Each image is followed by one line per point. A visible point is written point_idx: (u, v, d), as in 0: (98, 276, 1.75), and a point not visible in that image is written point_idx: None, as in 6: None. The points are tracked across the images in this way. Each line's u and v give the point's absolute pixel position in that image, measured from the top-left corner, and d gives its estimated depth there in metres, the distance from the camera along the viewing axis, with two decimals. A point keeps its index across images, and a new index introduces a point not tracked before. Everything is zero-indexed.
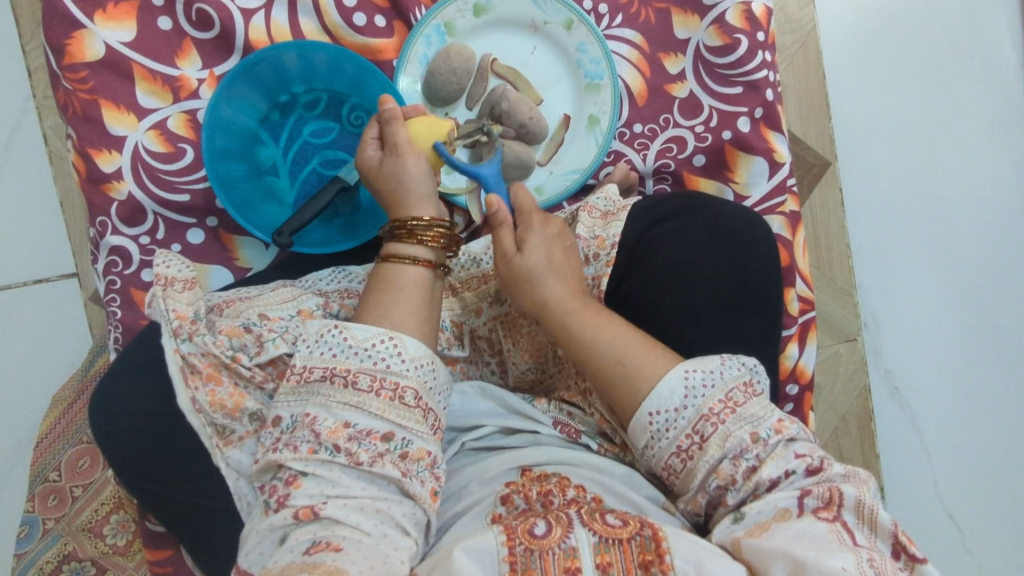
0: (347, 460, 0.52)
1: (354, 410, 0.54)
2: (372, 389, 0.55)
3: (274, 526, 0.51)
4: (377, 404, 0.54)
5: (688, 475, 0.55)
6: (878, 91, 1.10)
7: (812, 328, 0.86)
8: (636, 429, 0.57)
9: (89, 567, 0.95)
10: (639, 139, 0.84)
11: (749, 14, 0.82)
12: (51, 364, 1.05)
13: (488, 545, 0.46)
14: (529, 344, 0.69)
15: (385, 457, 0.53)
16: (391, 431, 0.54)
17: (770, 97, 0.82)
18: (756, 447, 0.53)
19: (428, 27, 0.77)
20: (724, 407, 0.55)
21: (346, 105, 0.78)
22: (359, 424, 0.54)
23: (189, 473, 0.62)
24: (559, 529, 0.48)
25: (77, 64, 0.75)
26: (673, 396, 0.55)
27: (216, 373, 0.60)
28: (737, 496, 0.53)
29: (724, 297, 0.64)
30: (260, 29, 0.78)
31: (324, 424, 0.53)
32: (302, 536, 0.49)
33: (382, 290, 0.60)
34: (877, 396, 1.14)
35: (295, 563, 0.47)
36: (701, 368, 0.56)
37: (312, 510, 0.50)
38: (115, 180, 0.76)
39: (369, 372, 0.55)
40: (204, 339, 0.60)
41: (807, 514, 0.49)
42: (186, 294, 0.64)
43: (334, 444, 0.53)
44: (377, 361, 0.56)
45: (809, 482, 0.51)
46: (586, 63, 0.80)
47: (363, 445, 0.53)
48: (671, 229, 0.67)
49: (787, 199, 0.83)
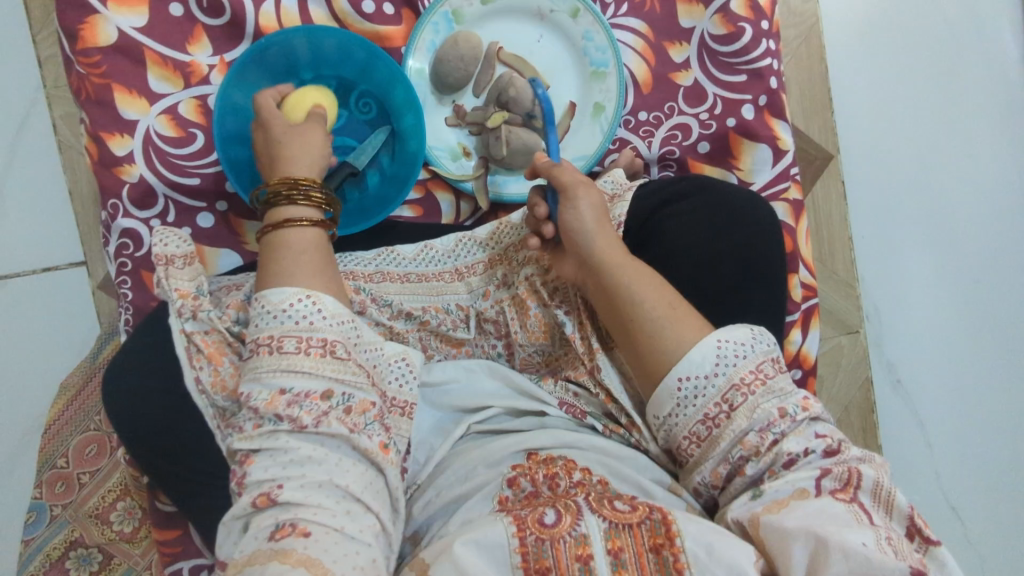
0: (292, 427, 0.52)
1: (287, 374, 0.54)
2: (300, 349, 0.54)
3: (235, 514, 0.50)
4: (309, 363, 0.54)
5: (711, 444, 0.56)
6: (879, 85, 1.11)
7: (815, 315, 0.86)
8: (663, 395, 0.58)
9: (96, 553, 0.97)
10: (645, 126, 0.84)
11: (753, 3, 0.83)
12: (57, 352, 1.05)
13: (497, 535, 0.47)
14: (538, 325, 0.69)
15: (331, 414, 0.53)
16: (331, 388, 0.54)
17: (775, 85, 0.84)
18: (782, 422, 0.54)
19: (436, 14, 0.78)
20: (754, 378, 0.56)
21: (354, 92, 0.79)
22: (294, 388, 0.53)
23: (198, 451, 0.63)
24: (568, 517, 0.49)
25: (91, 48, 0.75)
26: (704, 362, 0.56)
27: (218, 354, 0.61)
28: (757, 467, 0.54)
29: (726, 280, 0.65)
30: (271, 16, 0.79)
31: (260, 397, 0.53)
32: (265, 521, 0.49)
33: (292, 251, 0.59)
34: (878, 387, 1.14)
35: (262, 550, 0.47)
36: (732, 339, 0.57)
37: (269, 496, 0.49)
38: (127, 164, 0.77)
39: (294, 334, 0.55)
40: (209, 315, 0.62)
41: (824, 494, 0.49)
42: (188, 271, 0.65)
43: (276, 414, 0.52)
44: (299, 320, 0.56)
45: (827, 462, 0.52)
46: (593, 51, 0.81)
47: (306, 408, 0.53)
48: (677, 210, 0.68)
49: (790, 186, 0.84)
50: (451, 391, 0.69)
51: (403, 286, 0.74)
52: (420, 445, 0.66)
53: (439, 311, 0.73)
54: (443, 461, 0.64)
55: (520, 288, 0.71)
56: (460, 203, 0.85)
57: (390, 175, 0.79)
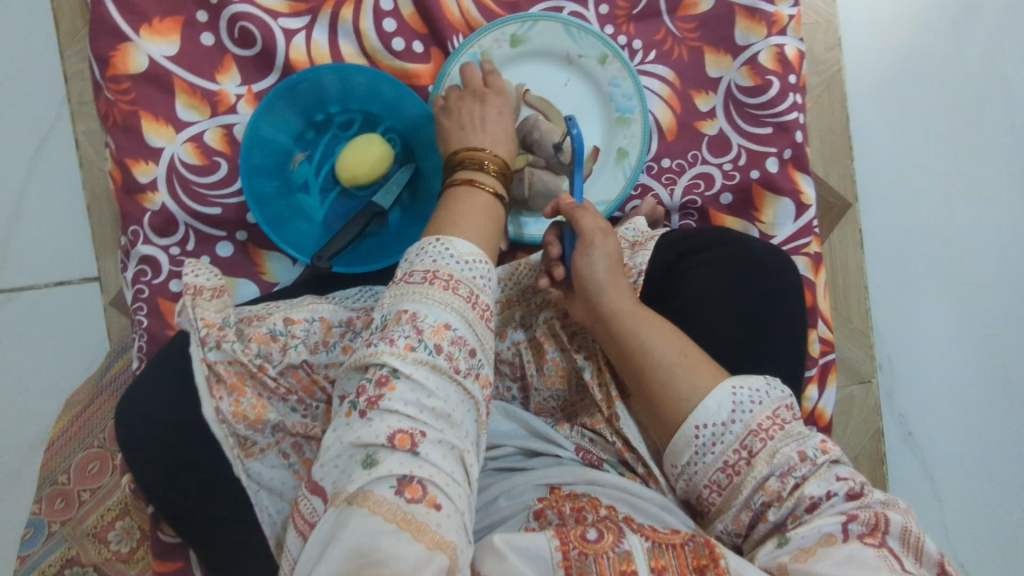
0: (446, 365, 0.51)
1: (454, 316, 0.53)
2: (469, 300, 0.55)
3: (361, 440, 0.48)
4: (472, 316, 0.54)
5: (732, 493, 0.55)
6: (901, 136, 1.11)
7: (833, 369, 0.86)
8: (681, 443, 0.57)
9: (90, 572, 0.95)
10: (667, 173, 0.84)
11: (782, 56, 0.83)
12: (64, 366, 1.05)
13: (541, 547, 0.47)
14: (555, 370, 0.69)
15: (474, 375, 0.53)
16: (478, 351, 0.54)
17: (800, 139, 0.84)
18: (803, 465, 0.53)
19: (464, 55, 0.78)
20: (772, 423, 0.55)
21: (380, 126, 0.78)
22: (457, 330, 0.53)
23: (208, 482, 0.62)
24: (610, 535, 0.49)
25: (121, 75, 0.76)
26: (720, 410, 0.56)
27: (240, 384, 0.62)
28: (778, 513, 0.52)
29: (750, 336, 0.65)
30: (301, 49, 0.79)
31: (426, 321, 0.52)
32: (395, 467, 0.46)
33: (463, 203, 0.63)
34: (889, 438, 1.15)
35: (388, 498, 0.44)
36: (748, 386, 0.56)
37: (411, 437, 0.47)
38: (150, 191, 0.77)
39: (467, 285, 0.56)
40: (233, 346, 0.62)
41: (852, 539, 0.49)
42: (215, 303, 0.66)
43: (435, 347, 0.51)
44: (475, 277, 0.57)
45: (850, 505, 0.51)
46: (619, 97, 0.80)
47: (461, 354, 0.53)
48: (701, 261, 0.68)
49: (812, 240, 0.84)
50: None
51: None
52: None
53: None
54: None
55: (538, 330, 0.70)
56: None
57: (411, 211, 0.79)
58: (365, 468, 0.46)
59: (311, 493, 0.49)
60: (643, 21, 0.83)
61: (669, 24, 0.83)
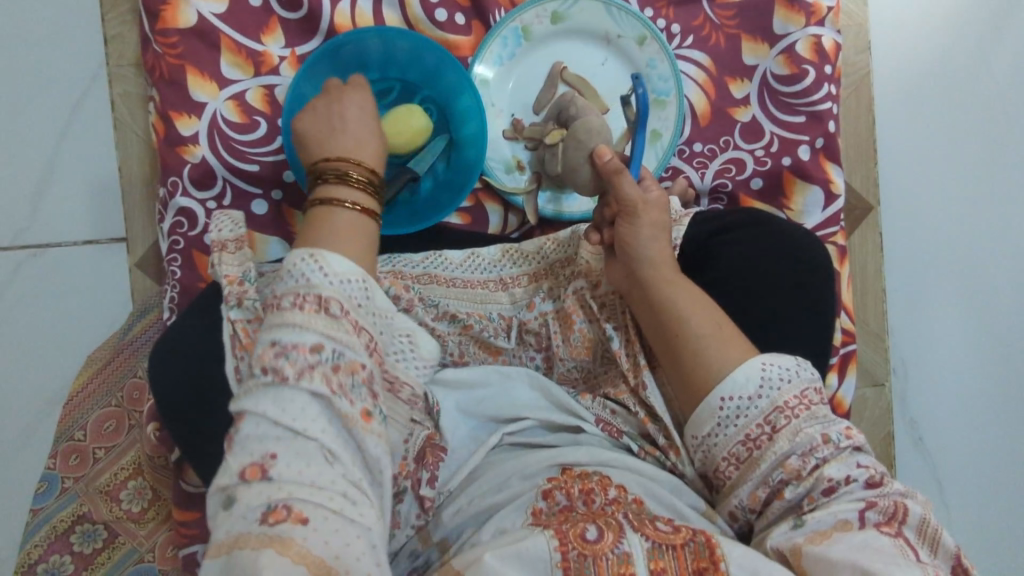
0: (276, 381, 0.48)
1: (279, 330, 0.50)
2: (294, 306, 0.51)
3: (220, 485, 0.47)
4: (301, 318, 0.50)
5: (750, 466, 0.55)
6: (931, 140, 1.10)
7: (852, 361, 0.87)
8: (704, 414, 0.57)
9: (101, 530, 0.96)
10: (699, 157, 0.85)
11: (819, 47, 0.84)
12: (85, 325, 1.06)
13: (539, 549, 0.48)
14: (581, 340, 0.69)
15: (315, 372, 0.48)
16: (321, 342, 0.50)
17: (833, 129, 0.85)
18: (825, 447, 0.53)
19: (506, 28, 0.79)
20: (798, 403, 0.55)
21: (418, 95, 0.79)
22: (284, 342, 0.49)
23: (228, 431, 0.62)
24: (611, 535, 0.50)
25: (170, 30, 0.77)
26: (748, 383, 0.56)
27: (259, 345, 0.60)
28: (795, 491, 0.53)
29: (779, 314, 0.65)
30: (346, 15, 0.80)
31: (257, 351, 0.50)
32: (254, 499, 0.45)
33: (319, 221, 0.57)
34: (899, 443, 1.14)
35: (252, 533, 0.44)
36: (778, 363, 0.56)
37: (260, 468, 0.46)
38: (191, 144, 0.78)
39: (292, 292, 0.52)
40: (254, 303, 0.61)
41: (869, 526, 0.48)
42: (238, 256, 0.65)
43: (262, 367, 0.49)
44: (300, 279, 0.52)
45: (869, 493, 0.51)
46: (655, 79, 0.81)
47: (292, 360, 0.48)
48: (733, 239, 0.69)
49: (838, 231, 0.85)
50: (484, 398, 0.69)
51: (449, 289, 0.75)
52: (451, 454, 0.66)
53: (481, 317, 0.74)
54: (476, 470, 0.64)
55: (567, 301, 0.71)
56: (507, 216, 0.86)
57: (443, 181, 0.80)
58: (226, 510, 0.46)
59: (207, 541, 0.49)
60: (682, 6, 0.84)
61: (707, 11, 0.84)
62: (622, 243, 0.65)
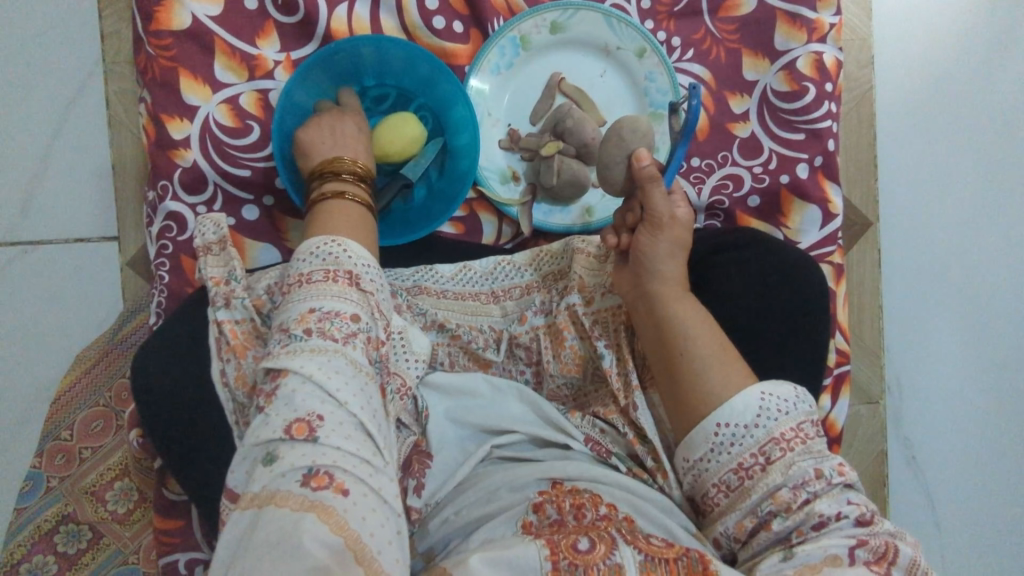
0: (322, 340, 0.51)
1: (317, 299, 0.53)
2: (328, 279, 0.55)
3: (261, 441, 0.47)
4: (337, 290, 0.54)
5: (740, 495, 0.54)
6: (932, 156, 1.09)
7: (846, 382, 0.86)
8: (698, 438, 0.56)
9: (86, 530, 0.95)
10: (696, 172, 0.84)
11: (820, 63, 0.83)
12: (75, 324, 1.05)
13: (531, 559, 0.46)
14: (572, 357, 0.69)
15: (356, 338, 0.53)
16: (358, 313, 0.54)
17: (832, 147, 0.84)
18: (817, 483, 0.52)
19: (504, 38, 0.79)
20: (794, 435, 0.54)
21: (413, 103, 0.80)
22: (324, 308, 0.53)
23: (205, 444, 0.61)
24: (602, 547, 0.49)
25: (163, 31, 0.77)
26: (746, 412, 0.55)
27: (244, 347, 0.61)
28: (784, 524, 0.52)
29: (771, 335, 0.65)
30: (342, 21, 0.80)
31: (291, 318, 0.53)
32: (297, 460, 0.45)
33: (327, 212, 0.62)
34: (893, 461, 1.14)
35: (292, 494, 0.44)
36: (777, 394, 0.56)
37: (307, 426, 0.47)
38: (182, 148, 0.78)
39: (323, 269, 0.55)
40: (241, 304, 0.63)
41: (859, 564, 0.47)
42: (222, 258, 0.66)
43: (304, 331, 0.52)
44: (330, 257, 0.56)
45: (859, 531, 0.50)
46: (654, 92, 0.81)
47: (336, 324, 0.53)
48: (726, 258, 0.68)
49: (836, 251, 0.84)
50: (474, 408, 0.68)
51: (439, 300, 0.75)
52: (437, 464, 0.64)
53: (471, 329, 0.73)
54: (465, 481, 0.62)
55: (560, 316, 0.70)
56: (502, 227, 0.85)
57: (436, 190, 0.80)
58: (266, 466, 0.46)
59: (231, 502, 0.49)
60: (683, 19, 0.83)
61: (709, 24, 0.83)
62: (637, 251, 0.64)
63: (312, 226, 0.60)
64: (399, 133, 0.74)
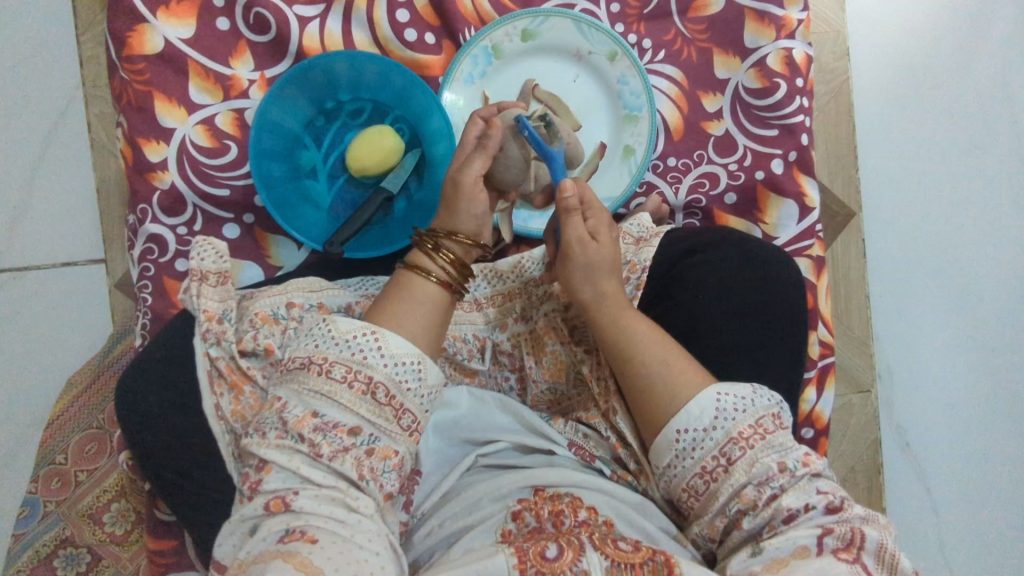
0: (309, 451, 0.51)
1: (324, 400, 0.53)
2: (345, 380, 0.53)
3: (246, 517, 0.50)
4: (348, 397, 0.53)
5: (709, 498, 0.55)
6: (913, 144, 1.09)
7: (831, 374, 0.87)
8: (662, 445, 0.57)
9: (84, 554, 0.95)
10: (673, 172, 0.85)
11: (790, 60, 0.83)
12: (64, 348, 1.05)
13: (497, 565, 0.47)
14: (553, 363, 0.70)
15: (347, 453, 0.52)
16: (359, 426, 0.53)
17: (805, 142, 0.84)
18: (782, 476, 0.53)
19: (476, 47, 0.79)
20: (753, 433, 0.55)
21: (389, 116, 0.80)
22: (326, 416, 0.52)
23: (186, 467, 0.61)
24: (570, 553, 0.49)
25: (137, 56, 0.78)
26: (702, 417, 0.56)
27: (241, 381, 0.61)
28: (753, 521, 0.53)
29: (748, 332, 0.66)
30: (314, 37, 0.81)
31: (292, 412, 0.53)
32: (275, 525, 0.49)
33: (400, 296, 0.60)
34: (888, 450, 1.11)
35: (268, 551, 0.47)
36: (732, 394, 0.56)
37: (283, 501, 0.49)
38: (160, 171, 0.79)
39: (345, 363, 0.54)
40: (232, 343, 0.61)
41: (827, 553, 0.48)
42: (219, 290, 0.64)
43: (299, 433, 0.52)
44: (355, 353, 0.54)
45: (828, 519, 0.51)
46: (627, 95, 0.82)
47: (329, 438, 0.52)
48: (704, 260, 0.68)
49: (814, 243, 0.85)
50: (457, 421, 0.67)
51: None
52: (424, 478, 0.65)
53: (455, 339, 0.72)
54: (449, 493, 0.63)
55: (540, 323, 0.71)
56: None
57: (416, 201, 0.80)
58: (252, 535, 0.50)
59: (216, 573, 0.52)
60: (652, 21, 0.84)
61: (678, 25, 0.84)
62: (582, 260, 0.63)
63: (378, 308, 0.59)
64: (371, 152, 0.75)
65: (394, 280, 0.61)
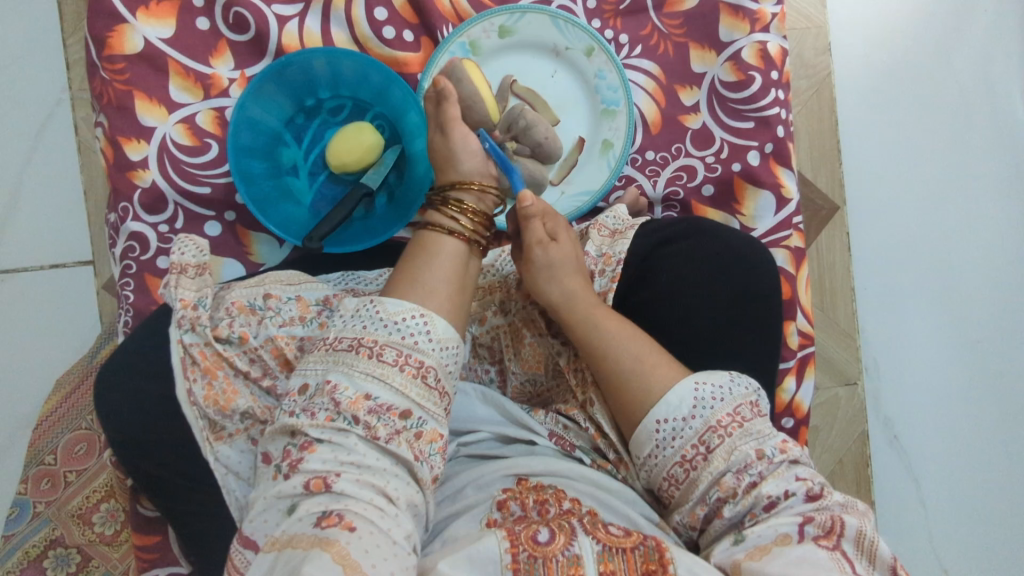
0: (365, 433, 0.51)
1: (377, 382, 0.52)
2: (396, 363, 0.53)
3: (284, 494, 0.50)
4: (400, 380, 0.53)
5: (690, 486, 0.56)
6: (896, 136, 1.09)
7: (811, 363, 0.88)
8: (642, 436, 0.58)
9: (74, 554, 0.95)
10: (651, 166, 0.86)
11: (764, 53, 0.85)
12: (54, 349, 1.06)
13: (490, 551, 0.47)
14: (532, 354, 0.70)
15: (401, 436, 0.52)
16: (410, 409, 0.53)
17: (782, 134, 0.85)
18: (759, 463, 0.54)
19: (454, 44, 0.80)
20: (731, 421, 0.55)
21: (368, 113, 0.81)
22: (379, 398, 0.52)
23: (165, 458, 0.61)
24: (562, 537, 0.49)
25: (116, 55, 0.79)
26: (682, 405, 0.56)
27: (214, 366, 0.60)
28: (734, 510, 0.53)
29: (724, 322, 0.66)
30: (294, 36, 0.82)
31: (345, 394, 0.52)
32: (313, 506, 0.48)
33: (429, 261, 0.59)
34: (874, 441, 1.10)
35: (306, 535, 0.46)
36: (710, 381, 0.57)
37: (324, 481, 0.49)
38: (141, 169, 0.80)
39: (396, 347, 0.53)
40: (207, 328, 0.61)
41: (807, 540, 0.49)
42: (196, 282, 0.65)
43: (353, 415, 0.51)
44: (406, 335, 0.54)
45: (807, 507, 0.52)
46: (605, 89, 0.83)
47: (383, 421, 0.52)
48: (677, 252, 0.69)
49: (792, 234, 0.86)
50: None
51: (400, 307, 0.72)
52: None
53: None
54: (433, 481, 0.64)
55: (519, 316, 0.72)
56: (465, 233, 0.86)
57: (396, 197, 0.81)
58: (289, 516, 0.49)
59: (243, 547, 0.51)
60: (629, 17, 0.85)
61: (655, 20, 0.85)
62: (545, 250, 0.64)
63: (407, 273, 0.59)
64: (350, 150, 0.75)
65: (415, 243, 0.61)
